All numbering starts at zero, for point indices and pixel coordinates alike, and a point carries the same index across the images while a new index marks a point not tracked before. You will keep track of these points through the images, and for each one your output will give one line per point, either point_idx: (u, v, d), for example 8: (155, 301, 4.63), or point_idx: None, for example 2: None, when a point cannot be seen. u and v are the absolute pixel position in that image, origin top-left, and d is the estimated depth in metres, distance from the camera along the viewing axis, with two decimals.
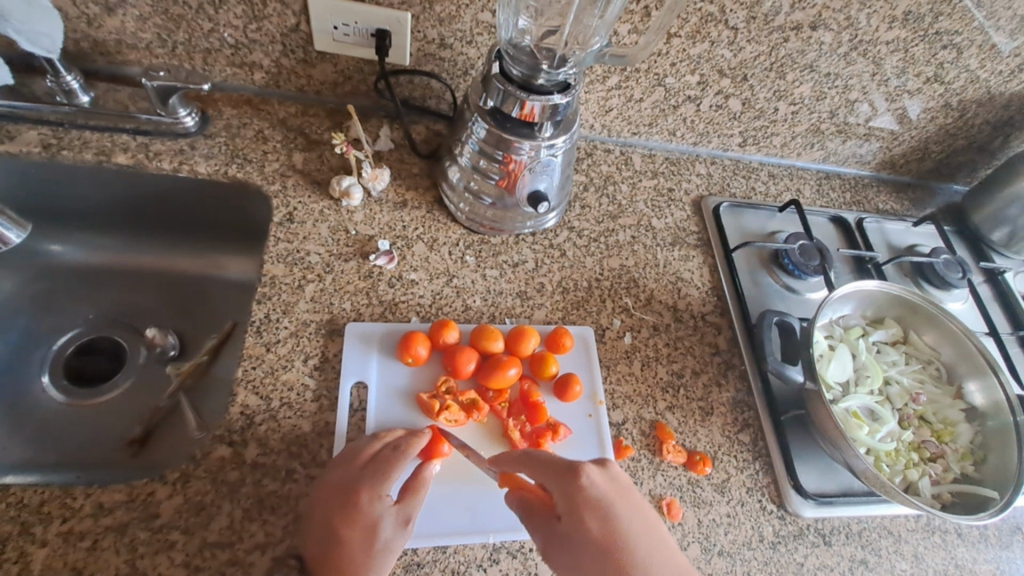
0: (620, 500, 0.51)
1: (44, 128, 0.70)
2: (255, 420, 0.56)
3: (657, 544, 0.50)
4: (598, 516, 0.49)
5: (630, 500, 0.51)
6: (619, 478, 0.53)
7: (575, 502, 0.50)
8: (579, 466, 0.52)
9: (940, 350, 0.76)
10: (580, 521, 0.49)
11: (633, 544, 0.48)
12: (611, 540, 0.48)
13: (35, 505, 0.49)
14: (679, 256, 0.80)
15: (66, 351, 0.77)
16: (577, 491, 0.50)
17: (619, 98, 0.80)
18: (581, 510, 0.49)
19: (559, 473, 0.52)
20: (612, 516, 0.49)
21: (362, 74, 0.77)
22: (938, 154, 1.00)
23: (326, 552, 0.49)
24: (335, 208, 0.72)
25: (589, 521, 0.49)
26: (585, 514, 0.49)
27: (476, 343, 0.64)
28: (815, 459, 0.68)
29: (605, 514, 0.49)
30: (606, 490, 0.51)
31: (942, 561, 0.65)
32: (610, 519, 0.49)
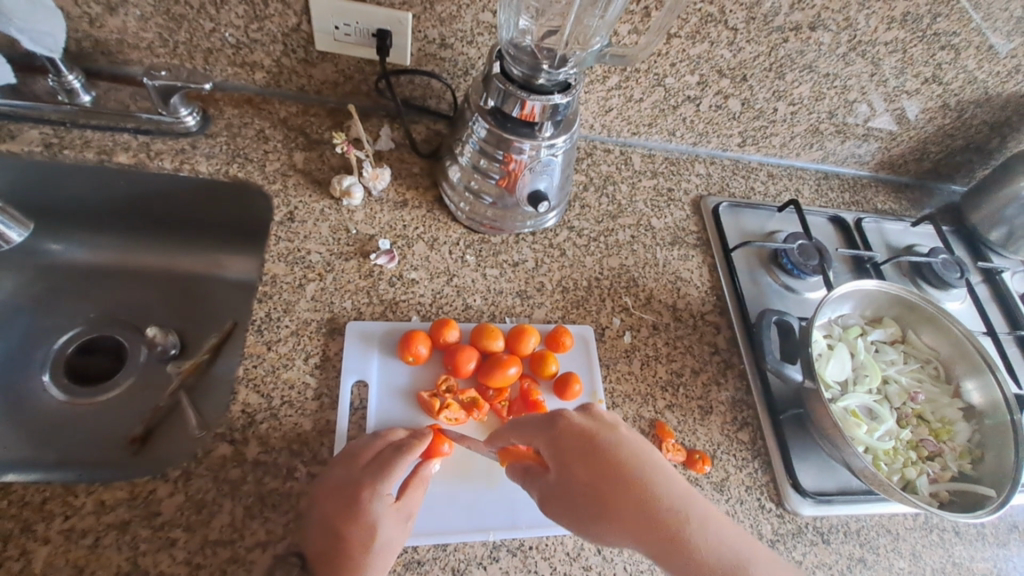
0: (602, 433, 0.52)
1: (46, 128, 0.70)
2: (256, 419, 0.57)
3: (648, 464, 0.50)
4: (580, 452, 0.50)
5: (613, 432, 0.52)
6: (601, 416, 0.54)
7: (558, 445, 0.51)
8: (558, 414, 0.54)
9: (938, 349, 0.77)
10: (564, 460, 0.50)
11: (621, 468, 0.49)
12: (599, 470, 0.49)
13: (37, 503, 0.49)
14: (679, 256, 0.80)
15: (67, 350, 0.77)
16: (558, 434, 0.52)
17: (619, 98, 0.81)
18: (564, 451, 0.51)
19: (540, 424, 0.53)
20: (595, 447, 0.50)
21: (363, 74, 0.77)
22: (936, 154, 1.01)
23: (326, 549, 0.49)
24: (336, 208, 0.72)
25: (573, 458, 0.50)
26: (569, 452, 0.50)
27: (476, 342, 0.65)
28: (814, 458, 0.69)
29: (587, 448, 0.50)
30: (587, 427, 0.52)
31: (940, 559, 0.65)
32: (593, 451, 0.50)
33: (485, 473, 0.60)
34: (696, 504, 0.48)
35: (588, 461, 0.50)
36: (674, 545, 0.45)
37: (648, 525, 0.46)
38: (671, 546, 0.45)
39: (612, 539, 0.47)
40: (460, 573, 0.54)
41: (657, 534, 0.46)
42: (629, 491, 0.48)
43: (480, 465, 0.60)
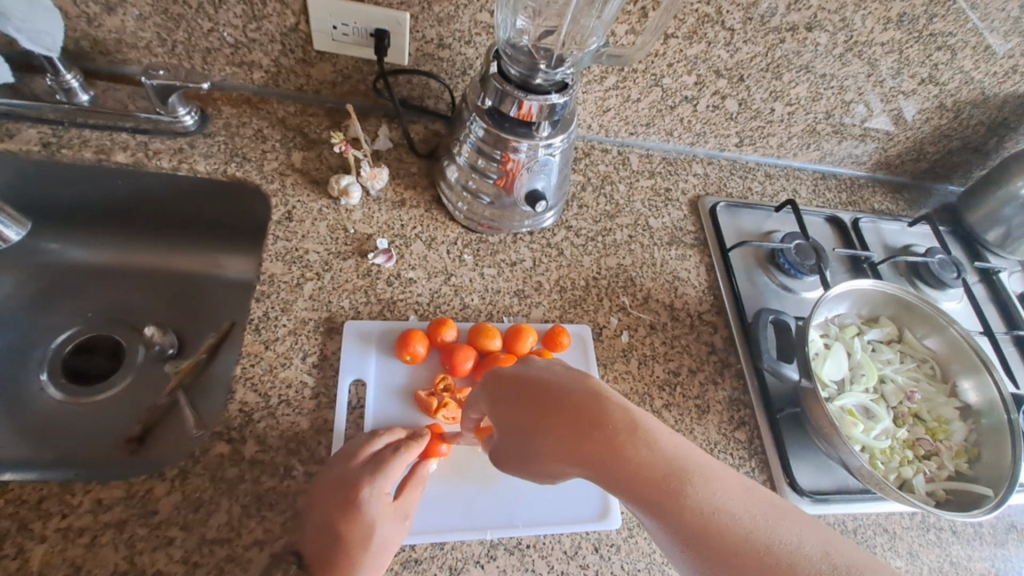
0: (534, 372, 0.51)
1: (44, 127, 0.70)
2: (254, 417, 0.57)
3: (576, 386, 0.48)
4: (514, 393, 0.50)
5: (545, 368, 0.51)
6: (537, 360, 0.53)
7: (497, 396, 0.52)
8: (497, 370, 0.54)
9: (934, 349, 0.77)
10: (503, 406, 0.51)
11: (547, 395, 0.48)
12: (528, 403, 0.49)
13: (34, 502, 0.49)
14: (677, 256, 0.80)
15: (64, 350, 0.76)
16: (497, 384, 0.52)
17: (617, 98, 0.81)
18: (502, 399, 0.51)
19: (486, 385, 0.55)
20: (526, 386, 0.50)
21: (361, 74, 0.77)
22: (933, 154, 1.01)
23: (324, 549, 0.49)
24: (334, 207, 0.72)
25: (508, 401, 0.50)
26: (504, 398, 0.51)
27: (474, 341, 0.65)
28: (812, 457, 0.69)
29: (519, 388, 0.50)
30: (521, 370, 0.52)
31: (937, 559, 0.65)
32: (524, 389, 0.50)
33: (482, 471, 0.60)
34: (627, 415, 0.44)
35: (521, 399, 0.49)
36: (600, 459, 0.43)
37: (573, 444, 0.44)
38: (598, 462, 0.43)
39: (553, 468, 0.46)
40: (458, 572, 0.54)
41: (581, 452, 0.44)
42: (553, 416, 0.46)
43: (477, 464, 0.60)
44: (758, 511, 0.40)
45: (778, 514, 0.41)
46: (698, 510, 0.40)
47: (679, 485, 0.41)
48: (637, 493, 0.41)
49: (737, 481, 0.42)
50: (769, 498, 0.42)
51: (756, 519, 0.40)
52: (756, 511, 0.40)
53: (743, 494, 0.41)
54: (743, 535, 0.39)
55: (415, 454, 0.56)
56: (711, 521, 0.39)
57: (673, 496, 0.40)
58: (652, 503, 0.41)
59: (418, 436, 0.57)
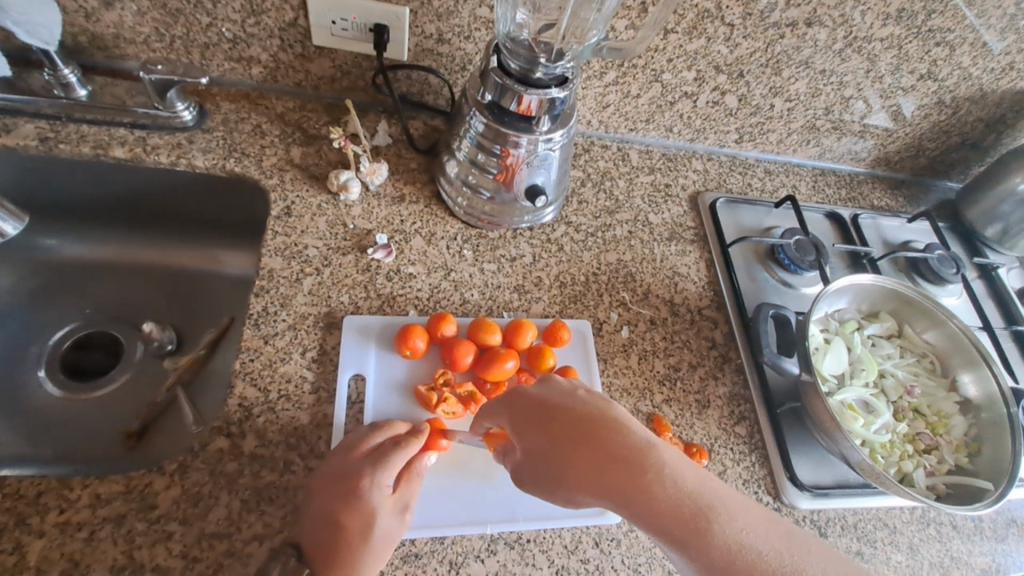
0: (558, 399, 0.52)
1: (42, 121, 0.69)
2: (253, 412, 0.56)
3: (602, 421, 0.49)
4: (537, 419, 0.51)
5: (569, 395, 0.53)
6: (557, 382, 0.54)
7: (519, 421, 0.52)
8: (515, 391, 0.54)
9: (934, 343, 0.77)
10: (524, 431, 0.51)
11: (575, 427, 0.49)
12: (554, 431, 0.50)
13: (31, 497, 0.48)
14: (676, 251, 0.80)
15: (62, 346, 0.76)
16: (518, 406, 0.53)
17: (617, 94, 0.81)
18: (524, 422, 0.51)
19: (502, 403, 0.54)
20: (551, 413, 0.51)
21: (360, 70, 0.77)
22: (932, 151, 1.01)
23: (324, 544, 0.48)
24: (334, 202, 0.72)
25: (532, 427, 0.51)
26: (526, 424, 0.51)
27: (474, 336, 0.65)
28: (812, 452, 0.69)
29: (544, 415, 0.51)
30: (543, 395, 0.53)
31: (938, 553, 0.65)
32: (549, 417, 0.51)
33: (483, 466, 0.60)
34: (653, 452, 0.47)
35: (546, 428, 0.50)
36: (632, 495, 0.44)
37: (605, 478, 0.46)
38: (629, 498, 0.45)
39: (577, 499, 0.47)
40: (458, 566, 0.54)
41: (613, 486, 0.45)
42: (584, 452, 0.48)
43: (478, 460, 0.60)
44: (773, 541, 0.44)
45: (793, 545, 0.44)
46: (725, 545, 0.43)
47: (706, 522, 0.43)
48: (668, 530, 0.43)
49: (753, 512, 0.46)
50: (781, 527, 0.45)
51: (775, 551, 0.43)
52: (774, 541, 0.44)
53: (760, 525, 0.45)
54: (764, 567, 0.42)
55: (416, 449, 0.55)
56: (737, 554, 0.42)
57: (703, 533, 0.43)
58: (681, 540, 0.43)
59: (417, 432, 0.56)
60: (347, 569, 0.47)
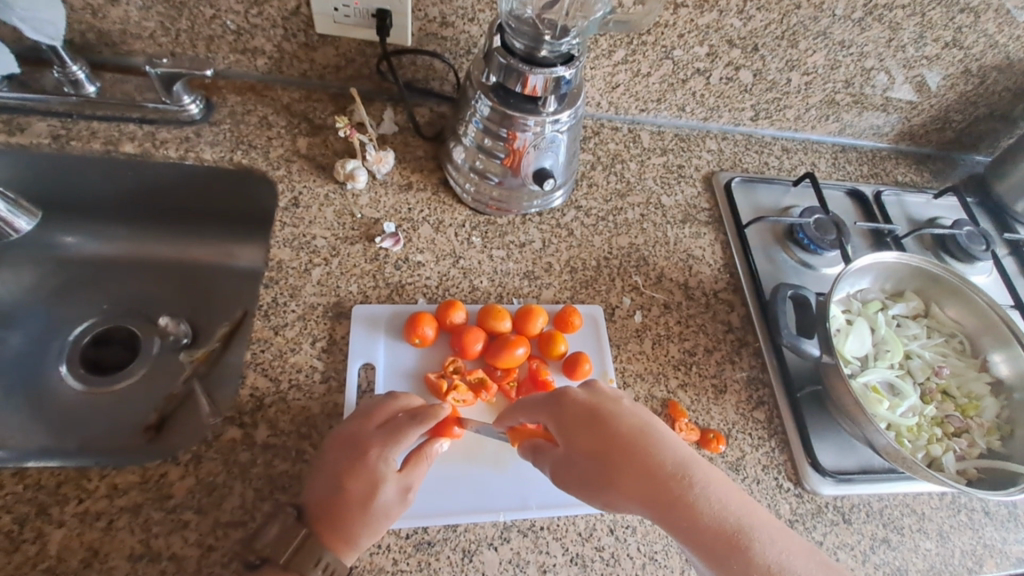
0: (606, 406, 0.53)
1: (54, 119, 0.70)
2: (264, 403, 0.57)
3: (649, 433, 0.51)
4: (586, 423, 0.52)
5: (616, 404, 0.54)
6: (602, 388, 0.55)
7: (563, 423, 0.52)
8: (561, 391, 0.54)
9: (963, 323, 0.73)
10: (571, 432, 0.51)
11: (624, 436, 0.51)
12: (601, 438, 0.51)
13: (52, 487, 0.49)
14: (690, 234, 0.78)
15: (82, 341, 0.78)
16: (565, 407, 0.53)
17: (627, 73, 0.79)
18: (571, 423, 0.52)
19: (546, 400, 0.54)
20: (600, 419, 0.52)
21: (364, 57, 0.76)
22: (960, 123, 0.96)
23: (325, 507, 0.49)
24: (341, 192, 0.71)
25: (580, 429, 0.51)
26: (571, 428, 0.52)
27: (484, 322, 0.64)
28: (834, 436, 0.67)
29: (593, 420, 0.52)
30: (588, 399, 0.53)
31: (970, 541, 0.63)
32: (598, 422, 0.52)
33: (494, 455, 0.59)
34: (697, 469, 0.49)
35: (592, 435, 0.51)
36: (678, 509, 0.47)
37: (652, 490, 0.48)
38: (675, 512, 0.47)
39: (620, 505, 0.49)
40: (471, 554, 0.53)
41: (661, 496, 0.47)
42: (631, 461, 0.49)
43: (489, 448, 0.60)
44: (812, 569, 0.46)
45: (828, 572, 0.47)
46: (767, 566, 0.45)
47: (747, 540, 0.46)
48: (709, 545, 0.46)
49: (788, 534, 0.48)
50: (820, 558, 0.48)
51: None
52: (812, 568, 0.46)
53: (798, 551, 0.47)
54: None
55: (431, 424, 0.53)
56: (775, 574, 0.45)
57: (745, 551, 0.45)
58: (722, 555, 0.45)
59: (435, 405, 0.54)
60: (342, 532, 0.48)
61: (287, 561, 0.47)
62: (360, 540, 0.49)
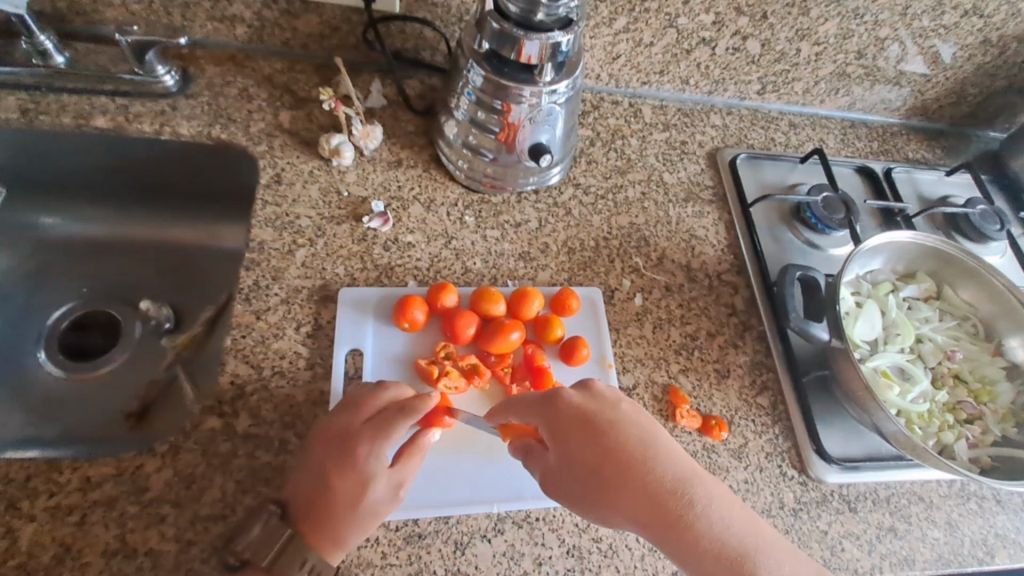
0: (603, 411, 0.50)
1: (21, 93, 0.66)
2: (246, 391, 0.54)
3: (648, 445, 0.49)
4: (582, 432, 0.49)
5: (614, 409, 0.51)
6: (599, 390, 0.52)
7: (557, 431, 0.49)
8: (556, 392, 0.51)
9: (978, 306, 0.71)
10: (565, 439, 0.49)
11: (621, 448, 0.48)
12: (597, 449, 0.48)
13: (21, 480, 0.47)
14: (693, 213, 0.75)
15: (59, 326, 0.74)
16: (559, 412, 0.50)
17: (628, 42, 0.75)
18: (565, 432, 0.49)
19: (538, 402, 0.51)
20: (596, 426, 0.49)
21: (350, 25, 0.72)
22: (975, 97, 0.92)
23: (311, 506, 0.47)
24: (326, 168, 0.68)
25: (575, 439, 0.49)
26: (566, 437, 0.49)
27: (476, 306, 0.61)
28: (840, 423, 0.64)
29: (588, 426, 0.49)
30: (584, 405, 0.50)
31: (979, 530, 0.61)
32: (593, 430, 0.49)
33: (489, 444, 0.57)
34: (698, 486, 0.47)
35: (588, 446, 0.48)
36: (676, 530, 0.45)
37: (650, 508, 0.46)
38: (673, 532, 0.45)
39: (614, 521, 0.47)
40: (464, 546, 0.51)
41: (658, 513, 0.46)
42: (629, 475, 0.47)
43: (483, 437, 0.57)
44: None
45: None
46: None
47: (746, 562, 0.45)
48: (706, 566, 0.45)
49: (793, 555, 0.47)
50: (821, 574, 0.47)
51: None
52: None
53: (801, 569, 0.46)
54: None
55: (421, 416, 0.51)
56: None
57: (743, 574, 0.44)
58: None
59: (426, 396, 0.52)
60: (330, 533, 0.46)
61: (271, 564, 0.45)
62: (349, 540, 0.47)
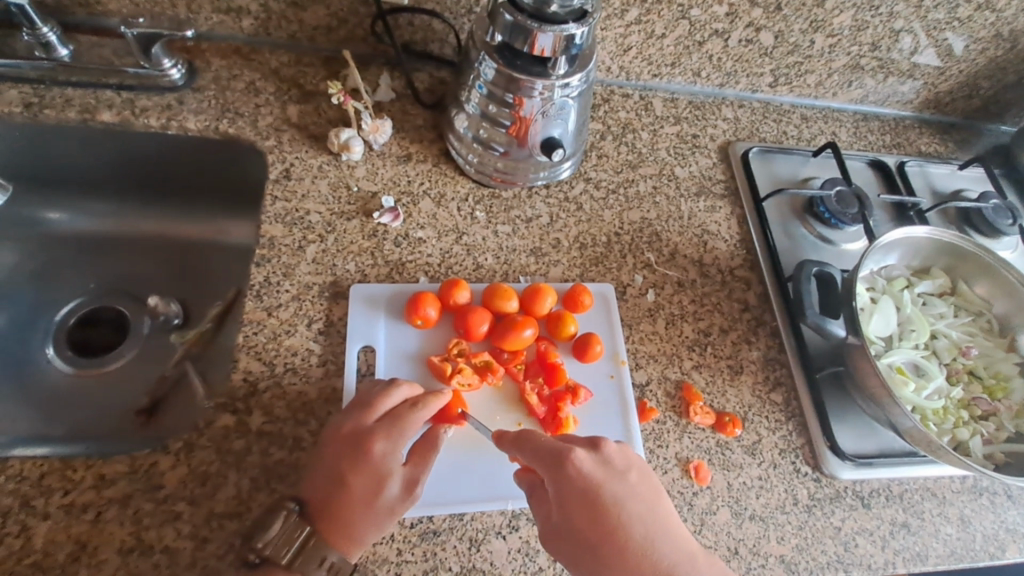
0: (610, 483, 0.49)
1: (25, 86, 0.66)
2: (259, 388, 0.54)
3: (648, 524, 0.49)
4: (586, 505, 0.48)
5: (622, 479, 0.50)
6: (609, 451, 0.51)
7: (560, 499, 0.48)
8: (567, 454, 0.49)
9: (992, 302, 0.71)
10: (568, 508, 0.48)
11: (620, 527, 0.48)
12: (598, 524, 0.48)
13: (35, 478, 0.47)
14: (705, 208, 0.74)
15: (68, 322, 0.74)
16: (567, 479, 0.48)
17: (639, 34, 0.74)
18: (570, 502, 0.48)
19: (547, 463, 0.49)
20: (600, 500, 0.48)
21: (358, 17, 0.71)
22: (988, 90, 0.91)
23: (326, 505, 0.47)
24: (335, 163, 0.67)
25: (577, 510, 0.48)
26: (569, 506, 0.48)
27: (489, 303, 0.60)
28: (854, 419, 0.64)
29: (592, 499, 0.48)
30: (592, 473, 0.49)
31: (991, 525, 0.61)
32: (596, 503, 0.48)
33: None
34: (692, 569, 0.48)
35: (589, 519, 0.48)
36: None
37: None
38: None
39: None
40: (479, 543, 0.51)
41: None
42: (625, 555, 0.47)
43: None
44: None
45: None
46: None
47: None
48: None
49: None
50: None
51: None
52: None
53: None
54: None
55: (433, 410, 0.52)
56: None
57: None
58: None
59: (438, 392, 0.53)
60: (346, 531, 0.46)
61: (290, 561, 0.46)
62: (365, 539, 0.47)
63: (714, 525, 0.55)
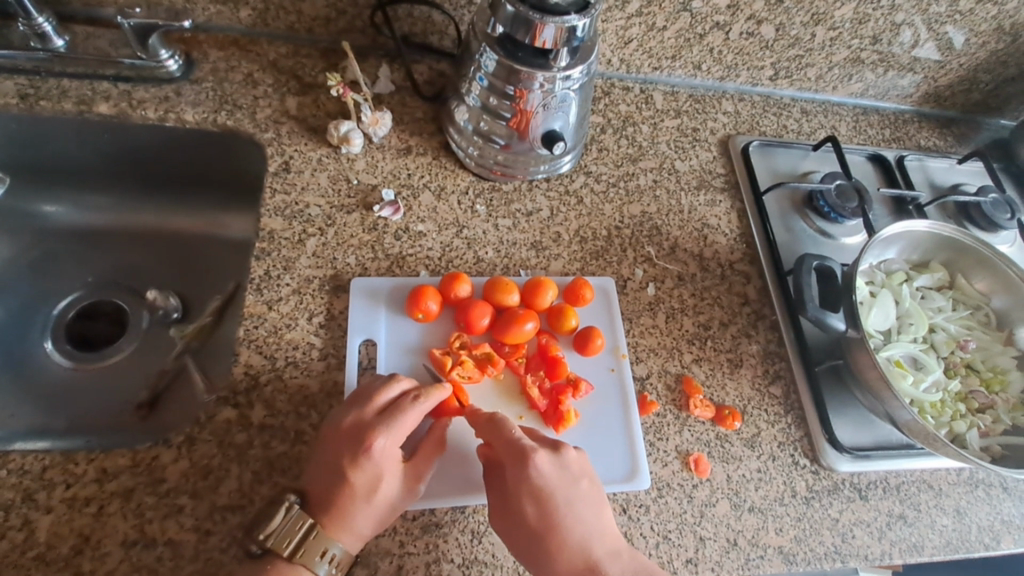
0: (563, 486, 0.50)
1: (20, 78, 0.65)
2: (260, 381, 0.54)
3: (592, 529, 0.50)
4: (536, 501, 0.49)
5: (575, 485, 0.51)
6: (569, 456, 0.52)
7: (511, 486, 0.49)
8: (530, 450, 0.50)
9: (991, 297, 0.71)
10: (519, 502, 0.49)
11: (564, 528, 0.49)
12: (544, 520, 0.49)
13: (37, 472, 0.47)
14: (706, 202, 0.74)
15: (66, 316, 0.73)
16: (524, 477, 0.49)
17: (640, 27, 0.73)
18: (521, 494, 0.49)
19: (510, 451, 0.50)
20: (551, 501, 0.49)
21: (357, 9, 0.71)
22: (987, 84, 0.91)
23: (328, 498, 0.47)
24: (334, 156, 0.67)
25: (526, 505, 0.49)
26: (518, 496, 0.49)
27: (490, 296, 0.60)
28: (851, 411, 0.64)
29: (544, 499, 0.49)
30: (550, 470, 0.50)
31: (986, 516, 0.62)
32: (547, 504, 0.49)
33: None
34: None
35: (536, 513, 0.49)
36: None
37: None
38: None
39: None
40: (480, 535, 0.52)
41: None
42: (565, 555, 0.48)
43: None
44: None
45: None
46: None
47: None
48: None
49: None
50: None
51: None
52: None
53: None
54: None
55: (433, 402, 0.52)
56: None
57: None
58: None
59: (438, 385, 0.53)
60: (346, 523, 0.47)
61: (292, 554, 0.45)
62: (365, 531, 0.47)
63: (714, 517, 0.56)
